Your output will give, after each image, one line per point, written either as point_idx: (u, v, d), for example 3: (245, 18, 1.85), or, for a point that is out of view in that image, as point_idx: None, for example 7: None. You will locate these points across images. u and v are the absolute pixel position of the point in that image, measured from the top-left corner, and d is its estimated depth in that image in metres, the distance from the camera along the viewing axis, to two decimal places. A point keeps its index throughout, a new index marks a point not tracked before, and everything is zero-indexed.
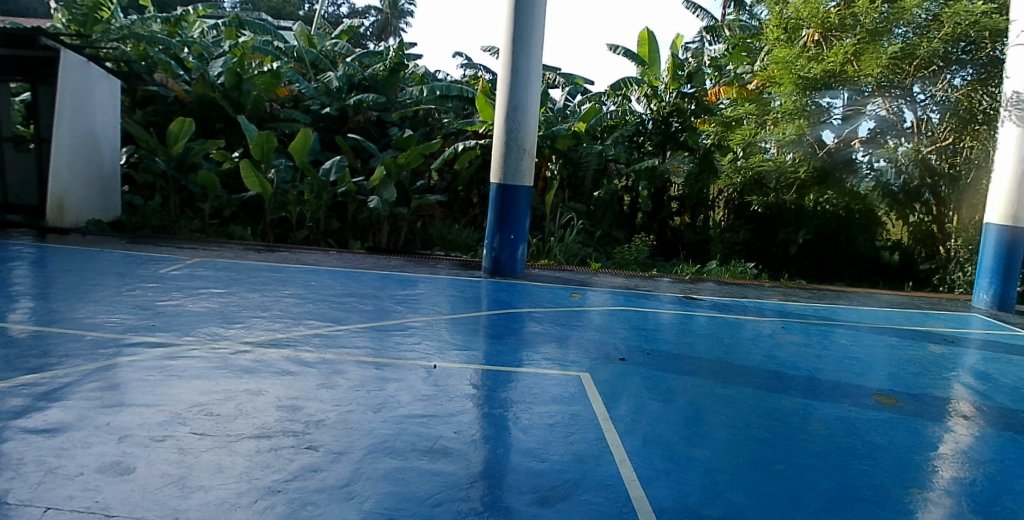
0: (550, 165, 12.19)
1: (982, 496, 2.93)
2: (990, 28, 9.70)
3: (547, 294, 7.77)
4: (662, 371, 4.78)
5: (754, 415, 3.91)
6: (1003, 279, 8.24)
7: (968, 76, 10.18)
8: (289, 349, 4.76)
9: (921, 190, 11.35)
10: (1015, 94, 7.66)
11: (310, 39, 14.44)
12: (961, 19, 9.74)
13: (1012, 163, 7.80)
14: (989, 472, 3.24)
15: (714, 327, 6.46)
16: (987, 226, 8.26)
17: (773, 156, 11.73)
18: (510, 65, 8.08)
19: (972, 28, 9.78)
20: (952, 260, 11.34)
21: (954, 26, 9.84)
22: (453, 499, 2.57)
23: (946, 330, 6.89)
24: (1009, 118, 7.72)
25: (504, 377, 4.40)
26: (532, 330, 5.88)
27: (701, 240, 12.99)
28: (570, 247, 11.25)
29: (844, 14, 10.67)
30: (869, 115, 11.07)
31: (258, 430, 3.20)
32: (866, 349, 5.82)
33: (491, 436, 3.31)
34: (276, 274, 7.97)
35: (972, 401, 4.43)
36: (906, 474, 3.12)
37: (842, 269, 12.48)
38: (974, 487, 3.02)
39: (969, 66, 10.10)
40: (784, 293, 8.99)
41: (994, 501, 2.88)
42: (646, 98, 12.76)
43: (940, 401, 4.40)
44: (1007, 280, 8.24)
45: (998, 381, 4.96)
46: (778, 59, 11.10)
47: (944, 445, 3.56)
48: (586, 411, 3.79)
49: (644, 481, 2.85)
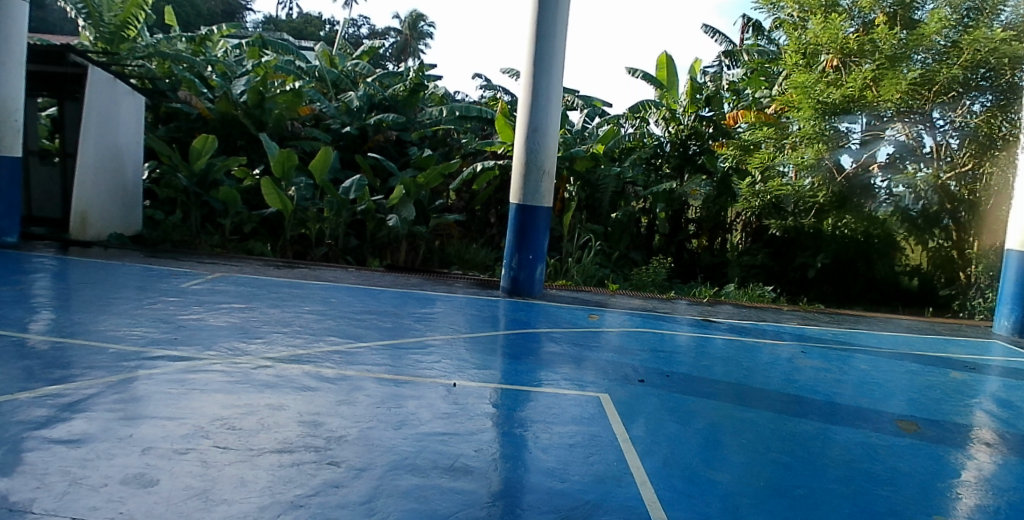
0: (568, 187, 12.30)
1: None
2: (1011, 55, 9.74)
3: (566, 314, 7.82)
4: (680, 393, 4.79)
5: (773, 439, 3.92)
6: None
7: (988, 102, 10.27)
8: (310, 365, 4.84)
9: (941, 215, 11.27)
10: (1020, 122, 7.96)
11: (332, 60, 14.84)
12: (979, 46, 9.80)
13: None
14: (1012, 499, 3.21)
15: (732, 350, 6.46)
16: (1008, 252, 8.13)
17: (791, 181, 11.64)
18: (531, 88, 8.23)
19: (992, 55, 9.85)
20: (972, 286, 11.24)
21: (973, 53, 9.92)
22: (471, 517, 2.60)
23: (967, 357, 6.81)
24: None
25: (522, 396, 4.45)
26: (550, 351, 5.90)
27: (719, 263, 13.03)
28: (587, 268, 11.30)
29: (862, 40, 10.73)
30: (889, 141, 11.09)
31: (280, 445, 3.27)
32: (886, 375, 5.78)
33: (510, 455, 3.35)
34: (295, 290, 8.10)
35: (994, 428, 4.38)
36: (930, 502, 3.10)
37: (861, 294, 12.31)
38: (998, 516, 2.99)
39: (988, 93, 10.19)
40: (804, 317, 8.95)
41: None
42: (665, 121, 12.90)
43: (963, 428, 4.36)
44: None
45: (1022, 409, 4.90)
46: (797, 84, 11.10)
47: (967, 471, 3.55)
48: (605, 432, 3.83)
49: (664, 503, 2.87)
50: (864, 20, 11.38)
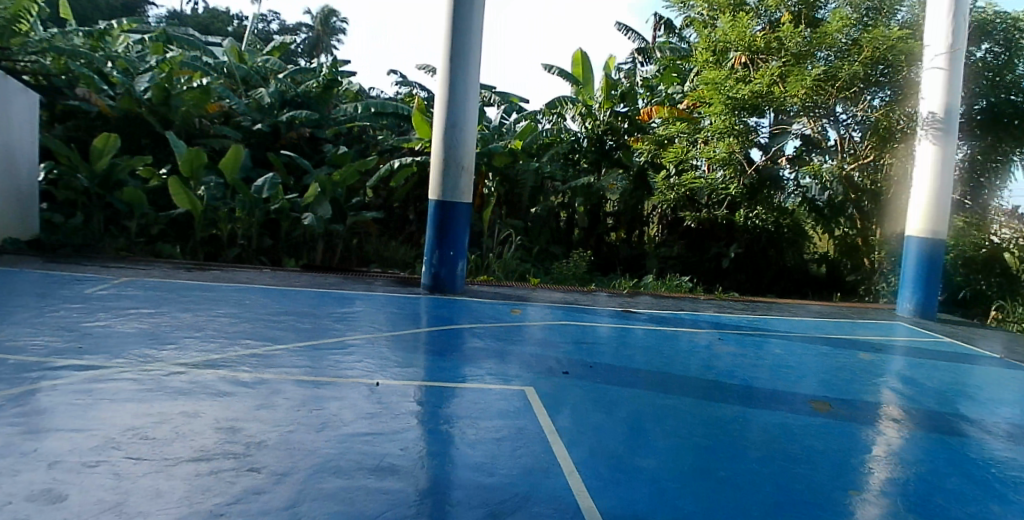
0: (487, 183, 12.29)
1: (915, 494, 3.05)
2: (907, 52, 10.26)
3: (488, 309, 7.76)
4: (604, 383, 4.83)
5: (697, 424, 3.98)
6: (925, 288, 8.75)
7: (886, 97, 10.85)
8: (225, 370, 4.52)
9: (845, 205, 11.88)
10: (931, 114, 8.26)
11: (241, 55, 14.11)
12: (879, 43, 10.28)
13: (930, 176, 8.34)
14: (919, 471, 3.39)
15: (651, 339, 6.61)
16: (908, 237, 8.72)
17: (705, 174, 12.06)
18: (447, 84, 8.11)
19: (891, 52, 10.33)
20: (876, 271, 11.99)
21: (873, 50, 10.38)
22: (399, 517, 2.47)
23: (874, 339, 7.26)
24: (926, 137, 8.30)
25: (447, 393, 4.33)
26: (473, 346, 5.82)
27: (636, 255, 13.32)
28: (508, 263, 11.34)
29: (769, 38, 11.06)
30: (795, 133, 11.76)
31: (197, 453, 3.01)
32: (799, 358, 6.06)
33: (437, 452, 3.24)
34: (208, 292, 7.61)
35: (901, 405, 4.65)
36: (845, 478, 3.23)
37: (773, 281, 13.02)
38: (907, 487, 3.15)
39: (886, 88, 10.75)
40: (718, 306, 9.27)
41: (927, 499, 2.99)
42: (581, 116, 13.19)
43: (873, 406, 4.60)
44: (928, 289, 8.75)
45: (925, 385, 5.24)
46: (708, 80, 11.50)
47: (878, 447, 3.73)
48: (531, 424, 3.79)
49: (592, 491, 2.85)
50: (770, 18, 11.93)
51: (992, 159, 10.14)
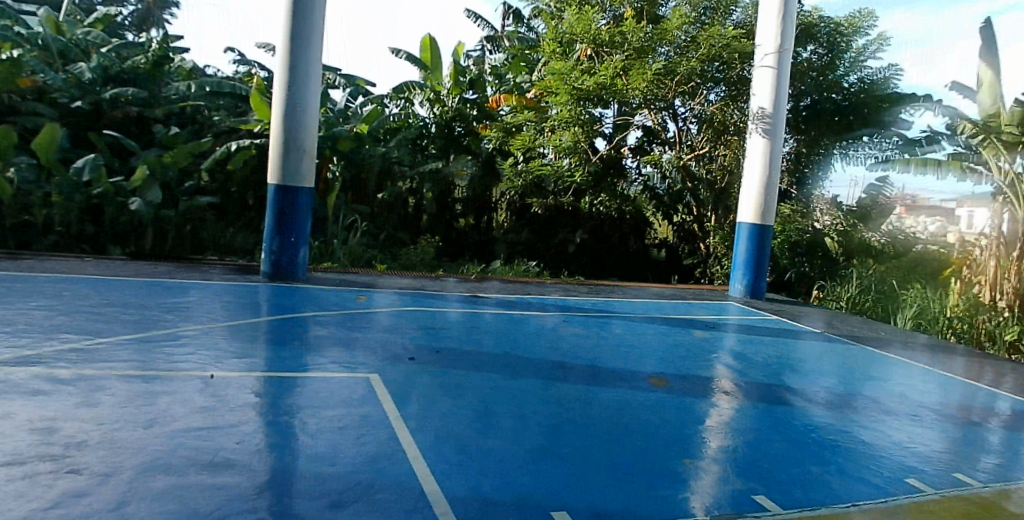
0: (331, 166, 11.50)
1: (742, 460, 3.31)
2: (740, 51, 11.17)
3: (331, 297, 7.34)
4: (451, 368, 4.74)
5: (547, 403, 4.05)
6: (753, 272, 9.71)
7: (721, 93, 11.80)
8: (39, 367, 3.81)
9: (683, 194, 12.87)
10: (761, 110, 9.18)
11: (59, 26, 12.09)
12: (715, 42, 11.03)
13: (760, 168, 9.26)
14: (746, 439, 3.70)
15: (500, 323, 6.66)
16: (740, 225, 9.60)
17: (551, 161, 12.49)
18: (287, 63, 7.50)
19: (725, 50, 11.15)
20: (710, 255, 12.80)
21: (709, 48, 11.13)
22: (238, 512, 2.19)
23: (710, 318, 7.94)
24: (757, 131, 9.19)
25: (287, 383, 3.99)
26: (317, 334, 5.46)
27: (485, 241, 13.39)
28: (354, 250, 10.99)
29: (613, 32, 11.58)
30: (637, 125, 12.45)
31: (4, 459, 2.48)
32: (639, 337, 6.44)
33: (277, 444, 2.94)
34: (16, 283, 6.44)
35: (732, 379, 5.09)
36: (683, 448, 3.43)
37: (616, 265, 13.68)
38: (736, 454, 3.41)
39: (722, 84, 11.70)
40: (565, 289, 9.60)
41: (751, 463, 3.26)
42: (429, 102, 12.97)
43: (707, 380, 4.99)
44: (756, 274, 9.71)
45: (754, 360, 5.78)
46: (555, 70, 11.80)
47: (711, 418, 4.03)
48: (376, 411, 3.59)
49: (438, 475, 2.73)
50: (615, 13, 12.56)
51: (815, 152, 11.18)
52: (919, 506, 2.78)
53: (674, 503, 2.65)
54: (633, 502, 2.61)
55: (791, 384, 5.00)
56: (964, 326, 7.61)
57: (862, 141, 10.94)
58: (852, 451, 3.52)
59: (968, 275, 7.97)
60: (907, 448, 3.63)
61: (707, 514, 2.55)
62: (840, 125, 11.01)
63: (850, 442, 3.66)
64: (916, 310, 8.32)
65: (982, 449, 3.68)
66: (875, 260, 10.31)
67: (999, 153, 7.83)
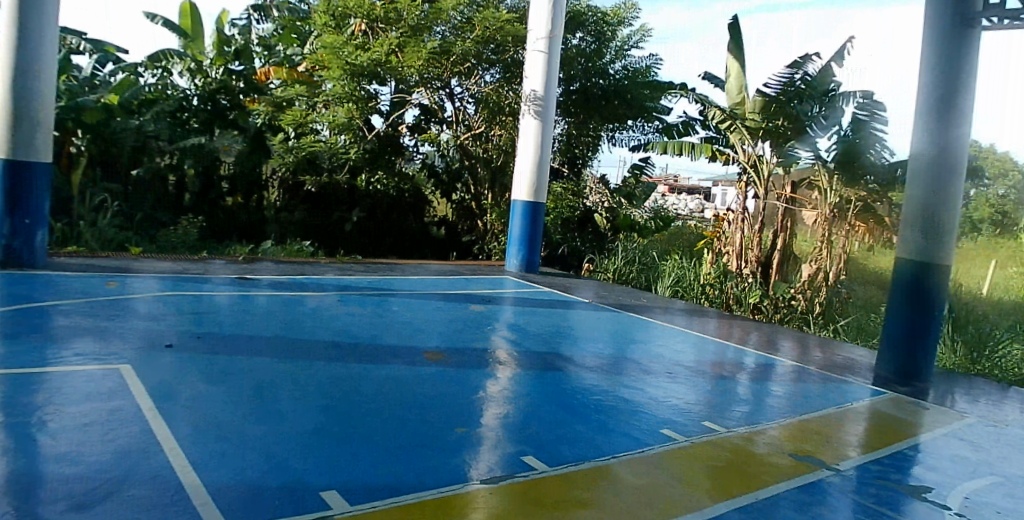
0: (75, 139, 10.17)
1: (519, 424, 3.34)
2: (513, 34, 10.66)
3: (76, 282, 6.16)
4: (216, 354, 4.18)
5: (328, 382, 3.79)
6: (528, 247, 9.98)
7: (497, 74, 11.16)
8: None
9: (461, 172, 12.12)
10: (534, 92, 9.48)
11: None
12: (488, 24, 10.42)
13: (533, 149, 9.59)
14: (522, 403, 3.76)
15: (277, 305, 6.12)
16: (515, 203, 9.86)
17: (326, 138, 11.31)
18: (15, 15, 5.99)
19: (499, 33, 10.60)
20: (489, 233, 12.02)
21: (483, 30, 10.51)
22: None
23: (486, 292, 8.19)
24: (529, 113, 9.55)
25: (25, 379, 3.26)
26: (60, 325, 4.52)
27: (256, 221, 11.56)
28: (104, 232, 9.44)
29: (387, 7, 10.66)
30: (413, 103, 11.60)
31: None
32: (418, 315, 6.35)
33: (12, 447, 2.38)
34: None
35: (507, 350, 5.22)
36: (462, 417, 3.36)
37: (392, 245, 12.43)
38: (511, 418, 3.45)
39: (496, 66, 11.07)
40: (340, 268, 9.22)
41: (527, 427, 3.31)
42: (189, 72, 11.47)
43: (485, 352, 5.05)
44: (531, 248, 10.01)
45: (529, 332, 6.03)
46: (327, 44, 10.76)
47: (491, 386, 4.07)
48: (131, 405, 3.02)
49: (197, 465, 2.36)
50: None
51: (584, 134, 11.28)
52: (671, 453, 3.08)
53: (451, 469, 2.58)
54: (407, 473, 2.49)
55: (565, 352, 5.29)
56: (716, 293, 8.43)
57: (629, 124, 11.15)
58: (617, 409, 3.80)
59: (718, 247, 8.55)
60: (669, 400, 4.08)
61: (481, 478, 2.52)
62: (611, 109, 11.12)
63: (617, 402, 3.95)
64: (675, 279, 9.01)
65: (723, 400, 4.21)
66: (641, 234, 10.61)
67: (744, 139, 7.98)
